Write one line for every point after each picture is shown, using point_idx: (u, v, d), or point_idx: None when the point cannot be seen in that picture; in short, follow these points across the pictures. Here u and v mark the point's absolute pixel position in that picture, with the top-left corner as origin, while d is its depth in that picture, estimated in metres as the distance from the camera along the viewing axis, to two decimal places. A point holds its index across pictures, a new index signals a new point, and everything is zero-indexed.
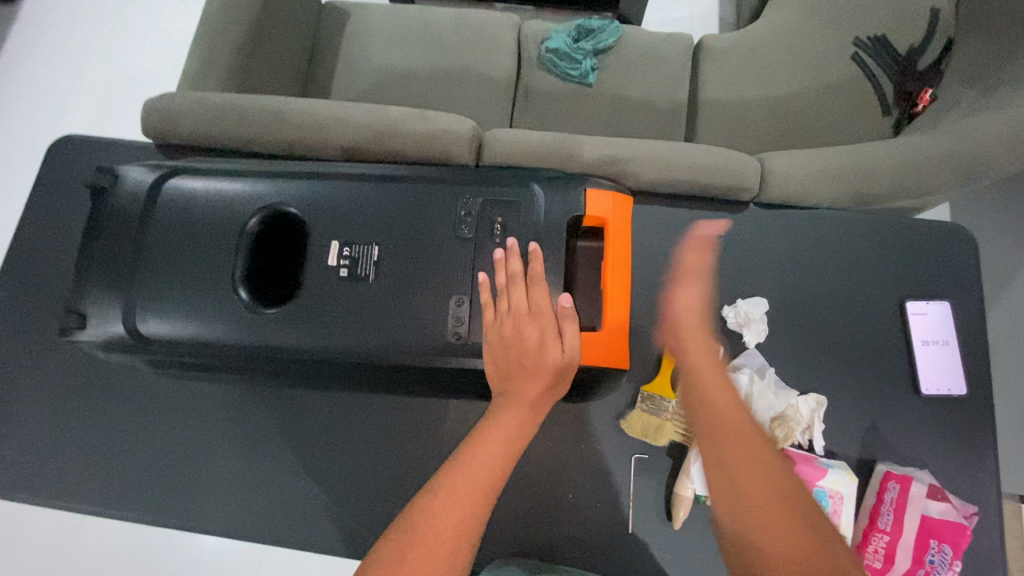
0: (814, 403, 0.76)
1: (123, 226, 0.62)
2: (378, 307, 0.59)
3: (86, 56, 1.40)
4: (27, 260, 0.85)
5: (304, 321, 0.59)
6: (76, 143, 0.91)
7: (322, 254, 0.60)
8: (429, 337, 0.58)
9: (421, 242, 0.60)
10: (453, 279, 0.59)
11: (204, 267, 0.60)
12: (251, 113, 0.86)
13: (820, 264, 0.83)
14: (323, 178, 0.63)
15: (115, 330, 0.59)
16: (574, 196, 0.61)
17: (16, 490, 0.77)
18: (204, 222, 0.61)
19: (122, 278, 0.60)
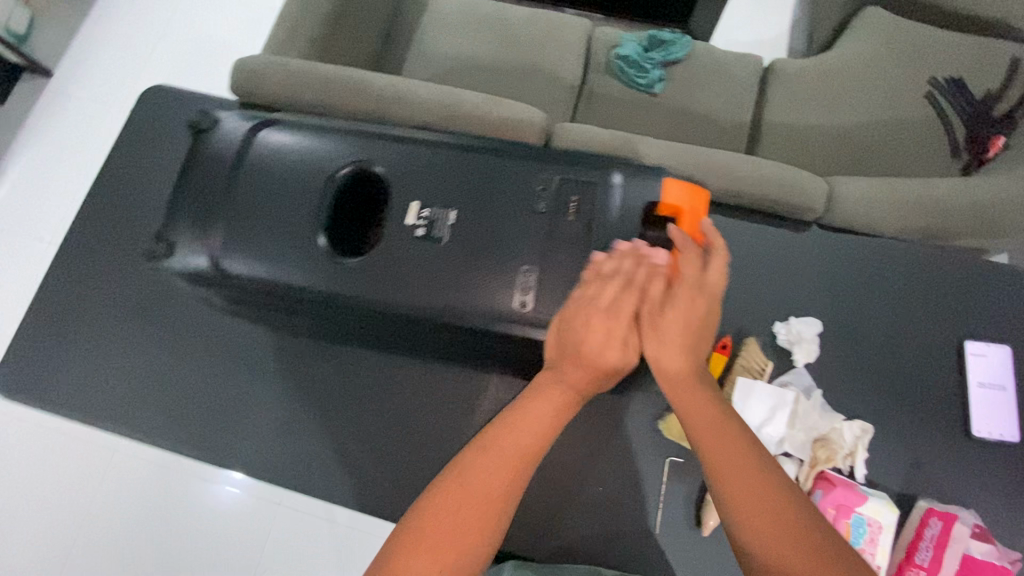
0: (858, 430, 0.75)
1: (219, 167, 0.64)
2: (452, 269, 0.60)
3: (183, 35, 1.55)
4: (111, 198, 0.92)
5: (380, 274, 0.60)
6: (164, 95, 0.97)
7: (402, 213, 0.62)
8: (498, 303, 0.59)
9: (500, 213, 0.61)
10: (525, 250, 0.60)
11: (288, 212, 0.62)
12: (335, 82, 0.91)
13: (877, 293, 0.82)
14: (409, 143, 0.65)
15: (201, 261, 0.62)
16: (652, 184, 0.62)
17: (79, 409, 0.83)
18: (291, 169, 0.63)
19: (212, 214, 0.62)
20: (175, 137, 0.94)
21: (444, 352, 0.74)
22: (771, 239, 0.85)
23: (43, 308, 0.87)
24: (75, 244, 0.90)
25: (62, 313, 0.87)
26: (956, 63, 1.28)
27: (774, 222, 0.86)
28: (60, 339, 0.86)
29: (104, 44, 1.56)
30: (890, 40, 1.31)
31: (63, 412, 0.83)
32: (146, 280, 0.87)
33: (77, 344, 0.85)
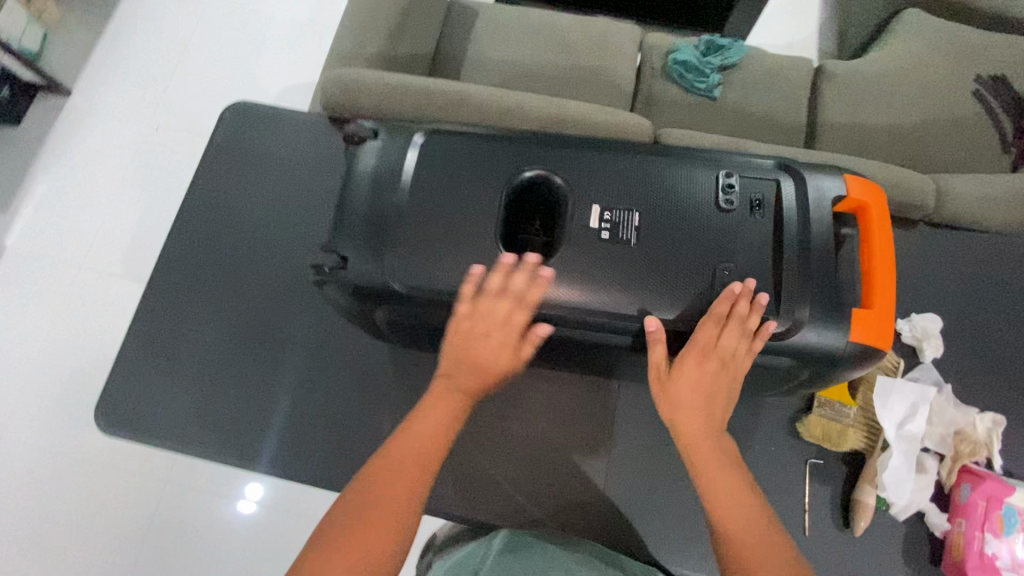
0: (991, 422, 0.76)
1: (383, 182, 0.63)
2: (643, 273, 0.58)
3: (219, 50, 1.51)
4: (214, 229, 0.91)
5: (568, 281, 0.58)
6: (256, 121, 0.97)
7: (583, 216, 0.60)
8: (694, 304, 0.57)
9: (682, 213, 0.60)
10: (716, 250, 0.58)
11: (461, 225, 0.60)
12: (437, 95, 0.89)
13: (990, 286, 0.84)
14: (577, 148, 0.64)
15: (376, 274, 0.60)
16: (834, 180, 0.61)
17: (198, 445, 0.81)
18: (462, 178, 0.62)
19: (380, 230, 0.61)
20: (272, 162, 0.94)
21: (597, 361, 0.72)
22: None
23: (154, 340, 0.87)
24: (182, 278, 0.89)
25: (175, 345, 0.86)
26: (999, 62, 1.32)
27: None
28: (174, 370, 0.85)
29: (129, 56, 1.50)
30: (935, 39, 1.35)
31: (182, 446, 0.82)
32: (260, 308, 0.87)
33: (191, 377, 0.85)
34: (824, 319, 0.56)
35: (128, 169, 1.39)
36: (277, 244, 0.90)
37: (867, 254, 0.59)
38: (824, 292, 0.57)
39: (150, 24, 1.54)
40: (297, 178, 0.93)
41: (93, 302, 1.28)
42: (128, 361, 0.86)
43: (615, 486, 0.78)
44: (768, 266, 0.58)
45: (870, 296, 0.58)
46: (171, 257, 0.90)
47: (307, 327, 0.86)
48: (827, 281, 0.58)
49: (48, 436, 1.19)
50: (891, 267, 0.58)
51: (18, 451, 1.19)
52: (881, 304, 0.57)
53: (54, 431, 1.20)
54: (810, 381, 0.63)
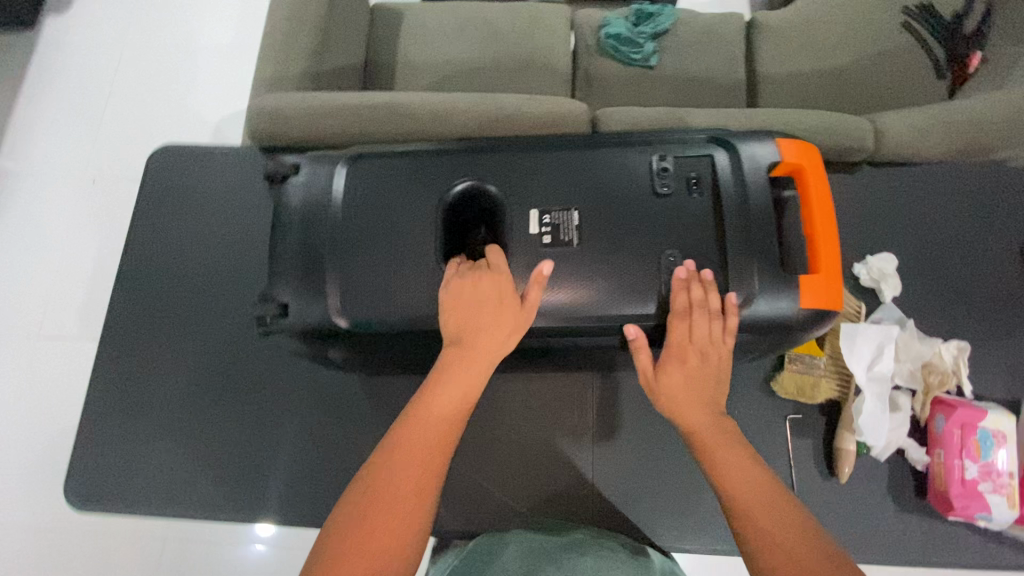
0: (956, 349, 0.77)
1: (313, 217, 0.61)
2: (587, 269, 0.57)
3: (142, 91, 1.45)
4: (158, 280, 0.88)
5: (519, 286, 0.58)
6: (185, 162, 0.94)
7: (522, 222, 0.59)
8: (645, 294, 0.57)
9: (619, 202, 0.59)
10: (659, 236, 0.58)
11: (397, 249, 0.59)
12: (365, 109, 0.87)
13: (938, 217, 0.85)
14: (507, 152, 0.62)
15: (319, 315, 0.59)
16: (768, 145, 0.61)
17: (177, 501, 0.80)
18: (394, 203, 0.61)
19: (316, 269, 0.60)
20: (210, 203, 0.91)
21: (561, 359, 0.72)
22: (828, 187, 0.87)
23: (118, 405, 0.84)
24: (132, 335, 0.86)
25: (139, 406, 0.84)
26: None
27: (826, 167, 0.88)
28: (142, 431, 0.83)
29: (51, 110, 1.44)
30: None
31: (163, 507, 0.79)
32: (221, 354, 0.85)
33: (158, 434, 0.82)
34: (775, 286, 0.56)
35: (70, 226, 1.34)
36: (229, 286, 0.87)
37: (807, 216, 0.59)
38: (768, 260, 0.57)
39: (66, 74, 1.47)
40: (238, 216, 0.90)
41: (56, 369, 1.24)
42: (93, 431, 0.83)
43: (604, 475, 0.78)
44: (712, 243, 0.58)
45: (815, 260, 0.58)
46: (121, 317, 0.87)
47: (271, 365, 0.84)
48: (771, 248, 0.57)
49: (32, 512, 1.16)
50: (833, 224, 0.58)
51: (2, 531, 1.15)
52: (826, 263, 0.57)
53: (39, 507, 1.17)
54: (773, 347, 0.63)
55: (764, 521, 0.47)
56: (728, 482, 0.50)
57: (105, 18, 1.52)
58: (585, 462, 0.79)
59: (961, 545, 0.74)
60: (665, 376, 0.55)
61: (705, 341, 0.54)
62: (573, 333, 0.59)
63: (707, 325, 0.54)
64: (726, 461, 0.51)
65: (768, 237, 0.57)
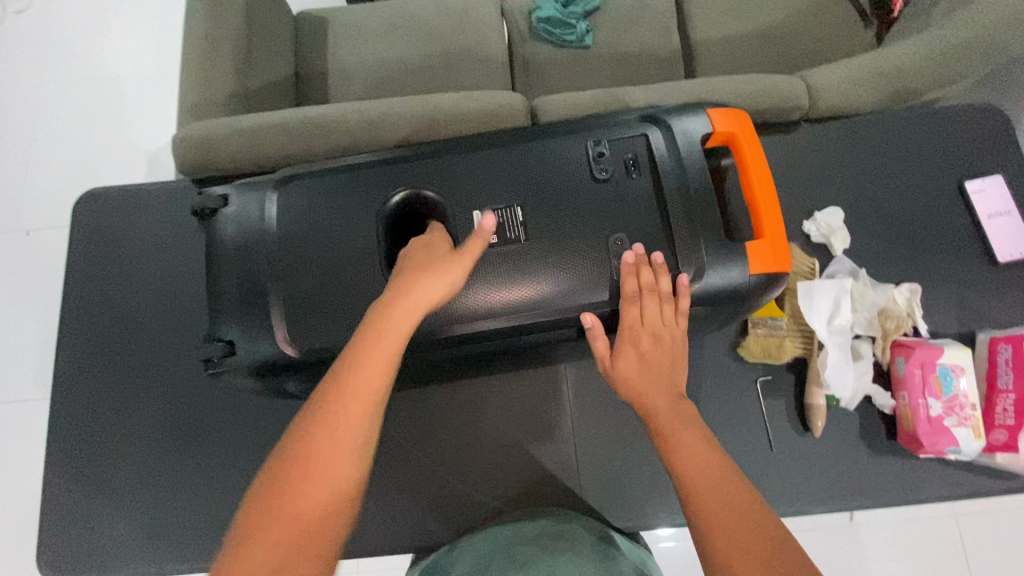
0: (908, 292, 0.79)
1: (248, 249, 0.59)
2: (535, 266, 0.56)
3: (62, 132, 1.37)
4: (101, 332, 0.84)
5: (471, 292, 0.56)
6: (111, 204, 0.88)
7: (467, 226, 0.58)
8: (599, 283, 0.57)
9: (561, 194, 0.58)
10: (605, 224, 0.58)
11: (339, 269, 0.57)
12: (296, 127, 0.84)
13: (878, 165, 0.87)
14: (441, 156, 0.61)
15: (267, 349, 0.57)
16: (701, 117, 0.61)
17: (154, 558, 0.76)
18: (330, 223, 0.59)
19: (257, 302, 0.57)
20: (148, 245, 0.87)
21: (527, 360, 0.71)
22: (770, 149, 0.88)
23: (75, 468, 0.80)
24: (80, 393, 0.82)
25: (101, 466, 0.79)
26: None
27: (767, 131, 0.89)
28: (109, 492, 0.79)
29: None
30: None
31: (140, 566, 0.76)
32: (182, 401, 0.81)
33: (124, 493, 0.79)
34: (724, 259, 0.57)
35: (5, 285, 1.26)
36: (181, 329, 0.84)
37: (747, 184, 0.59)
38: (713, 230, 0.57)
39: None
40: (180, 254, 0.86)
41: (14, 436, 1.18)
42: (55, 499, 0.79)
43: (589, 463, 0.79)
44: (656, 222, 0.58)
45: (760, 226, 0.58)
46: (68, 376, 0.83)
47: (234, 404, 0.81)
48: (714, 221, 0.58)
49: None
50: (772, 189, 0.59)
51: None
52: (771, 229, 0.57)
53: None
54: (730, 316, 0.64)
55: (708, 498, 0.47)
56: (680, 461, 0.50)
57: (11, 60, 1.43)
58: (568, 454, 0.79)
59: (935, 478, 0.77)
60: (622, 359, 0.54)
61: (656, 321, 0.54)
62: (531, 332, 0.58)
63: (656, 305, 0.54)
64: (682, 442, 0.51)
65: (711, 209, 0.58)
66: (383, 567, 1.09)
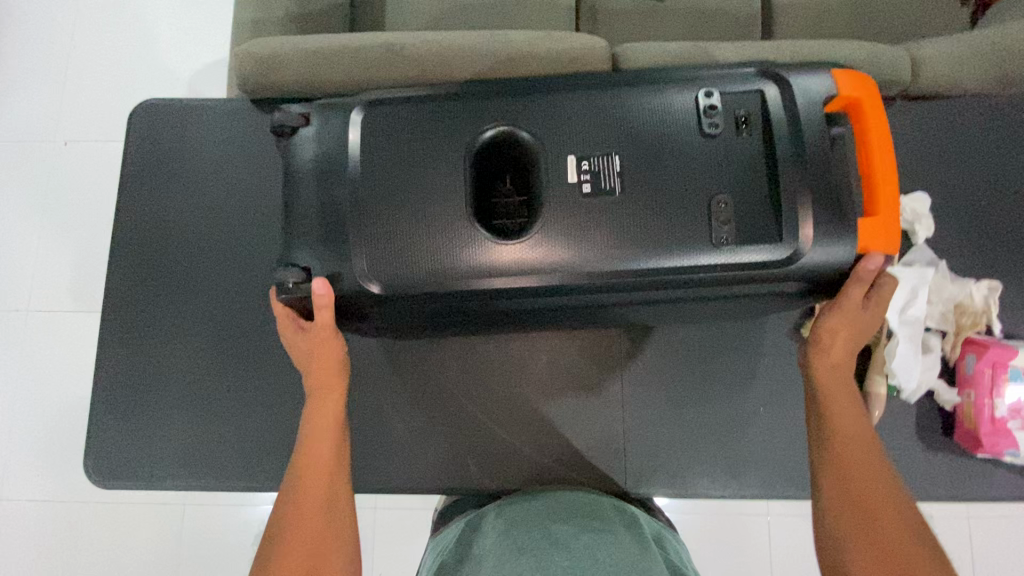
0: (987, 288, 0.76)
1: (331, 172, 0.58)
2: (631, 223, 0.55)
3: (105, 41, 1.33)
4: (153, 248, 0.83)
5: (556, 240, 0.55)
6: (168, 117, 0.86)
7: (560, 170, 0.56)
8: (693, 246, 0.54)
9: (660, 147, 0.56)
10: (705, 183, 0.55)
11: (425, 206, 0.56)
12: (365, 52, 0.80)
13: (973, 152, 0.82)
14: (538, 92, 0.58)
15: (344, 278, 0.57)
16: (824, 79, 0.57)
17: (197, 474, 0.78)
18: (417, 153, 0.57)
19: (336, 230, 0.57)
20: (204, 165, 0.85)
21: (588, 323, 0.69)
22: None
23: (122, 380, 0.80)
24: (130, 307, 0.82)
25: (148, 383, 0.80)
26: None
27: None
28: (156, 408, 0.79)
29: (9, 67, 1.32)
30: None
31: (183, 481, 0.78)
32: (231, 326, 0.81)
33: (170, 408, 0.79)
34: (831, 235, 0.55)
35: (45, 193, 1.25)
36: (234, 253, 0.82)
37: (867, 161, 0.56)
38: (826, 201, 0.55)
39: (18, 23, 1.34)
40: (237, 177, 0.84)
41: (52, 343, 1.20)
42: (102, 411, 0.79)
43: (636, 427, 0.78)
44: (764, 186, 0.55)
45: (872, 207, 0.56)
46: (117, 289, 0.82)
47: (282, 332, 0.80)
48: (825, 192, 0.55)
49: (49, 485, 1.16)
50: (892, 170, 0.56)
51: (20, 505, 1.16)
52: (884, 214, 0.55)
53: (56, 483, 1.17)
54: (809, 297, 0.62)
55: (852, 469, 0.55)
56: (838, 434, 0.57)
57: None
58: (615, 416, 0.78)
59: (986, 478, 0.75)
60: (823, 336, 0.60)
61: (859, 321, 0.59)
62: (610, 292, 0.57)
63: (871, 311, 0.59)
64: (846, 421, 0.57)
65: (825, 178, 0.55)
66: (404, 505, 1.11)
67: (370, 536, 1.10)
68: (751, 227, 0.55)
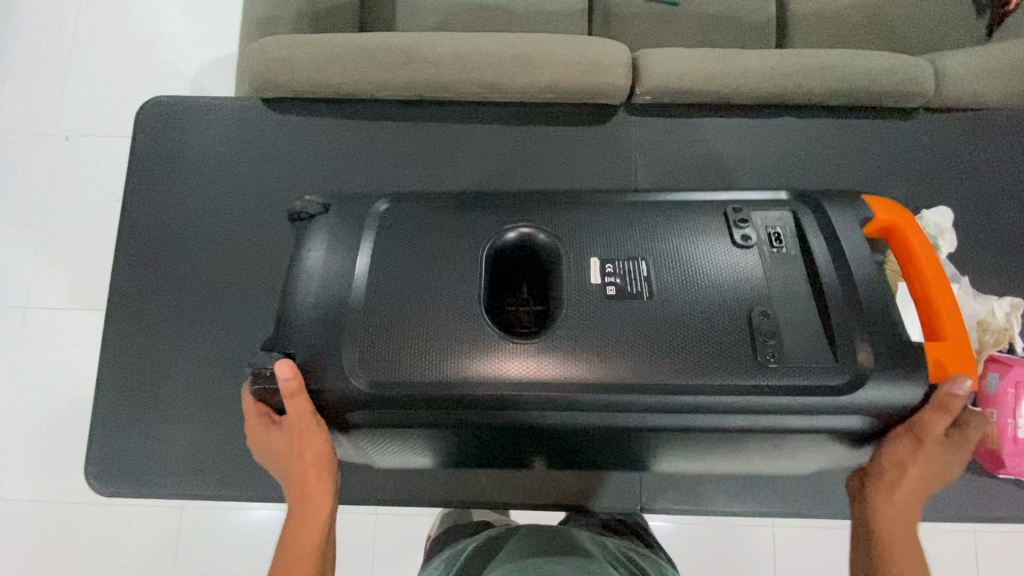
0: (1010, 305, 0.74)
1: (348, 259, 0.57)
2: (657, 338, 0.53)
3: (108, 35, 1.31)
4: (157, 250, 0.81)
5: (577, 351, 0.53)
6: (177, 115, 0.85)
7: (583, 271, 0.56)
8: (728, 360, 0.52)
9: (684, 257, 0.56)
10: (737, 293, 0.54)
11: (441, 323, 0.54)
12: (380, 53, 0.78)
13: (994, 167, 0.81)
14: (567, 206, 0.60)
15: (341, 373, 0.53)
16: (858, 206, 0.60)
17: (200, 482, 0.76)
18: (440, 254, 0.57)
19: (338, 320, 0.54)
20: (213, 165, 0.83)
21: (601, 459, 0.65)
22: (879, 135, 0.82)
23: (124, 385, 0.78)
24: (133, 309, 0.80)
25: (151, 387, 0.78)
26: None
27: (879, 115, 0.83)
28: (158, 413, 0.77)
29: (10, 60, 1.30)
30: None
31: (184, 489, 0.76)
32: (237, 332, 0.79)
33: (173, 414, 0.77)
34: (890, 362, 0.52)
35: (45, 188, 1.23)
36: (241, 256, 0.81)
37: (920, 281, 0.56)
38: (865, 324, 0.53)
39: (20, 16, 1.32)
40: (246, 179, 0.83)
41: (50, 340, 1.17)
42: (104, 414, 0.77)
43: None
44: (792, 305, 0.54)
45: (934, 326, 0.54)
46: (121, 291, 0.80)
47: None
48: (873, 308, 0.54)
49: (43, 485, 1.14)
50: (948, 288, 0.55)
51: (13, 506, 1.13)
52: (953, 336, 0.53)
53: (51, 485, 1.15)
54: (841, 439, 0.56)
55: None
56: (893, 552, 0.52)
57: None
58: None
59: (1005, 498, 0.74)
60: (890, 457, 0.53)
61: (935, 452, 0.52)
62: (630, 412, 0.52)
63: (950, 446, 0.53)
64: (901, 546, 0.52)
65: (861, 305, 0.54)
66: (406, 513, 1.09)
67: (371, 544, 1.08)
68: (784, 343, 0.52)
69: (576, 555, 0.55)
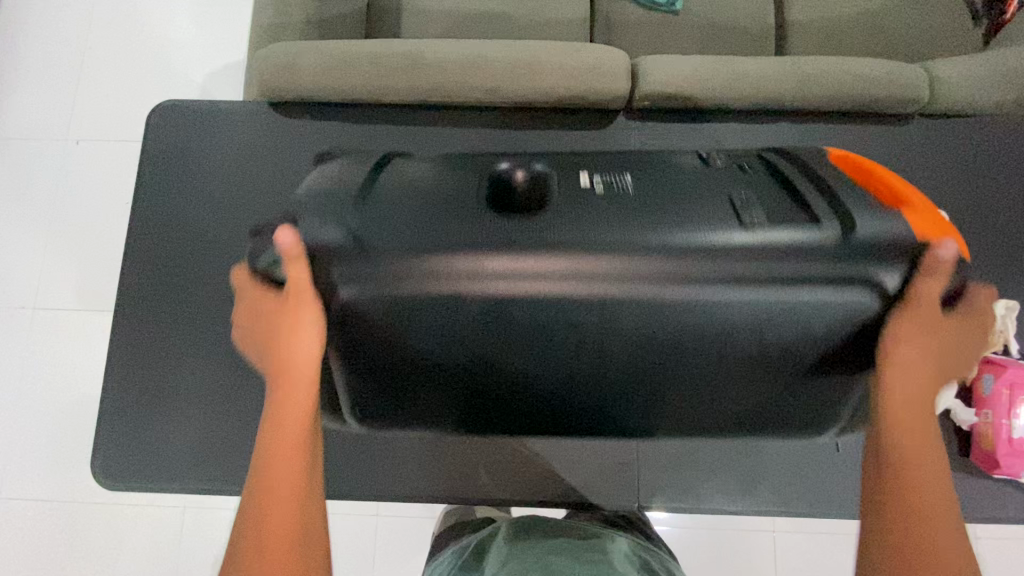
0: (1006, 307, 0.74)
1: (348, 172, 0.59)
2: (651, 263, 0.50)
3: (119, 42, 1.34)
4: (164, 251, 0.83)
5: (567, 228, 0.52)
6: (187, 120, 0.87)
7: (573, 178, 0.56)
8: (720, 230, 0.51)
9: (670, 171, 0.58)
10: (721, 188, 0.56)
11: (425, 221, 0.53)
12: (386, 61, 0.80)
13: (989, 172, 0.82)
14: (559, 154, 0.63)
15: (326, 241, 0.51)
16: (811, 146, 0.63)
17: (203, 479, 0.77)
18: (433, 171, 0.58)
19: (331, 207, 0.55)
20: (220, 167, 0.85)
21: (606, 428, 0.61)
22: (876, 141, 0.83)
23: (130, 382, 0.79)
24: (141, 309, 0.81)
25: (157, 385, 0.79)
26: None
27: (876, 121, 0.84)
28: (164, 409, 0.79)
29: (23, 66, 1.33)
30: None
31: (188, 486, 0.77)
32: None
33: (177, 412, 0.78)
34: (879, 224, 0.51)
35: (55, 191, 1.26)
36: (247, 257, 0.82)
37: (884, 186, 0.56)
38: (884, 263, 0.49)
39: (34, 24, 1.35)
40: (252, 181, 0.85)
41: (58, 340, 1.19)
42: (109, 409, 0.79)
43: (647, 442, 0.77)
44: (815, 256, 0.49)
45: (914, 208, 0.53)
46: (129, 291, 0.82)
47: None
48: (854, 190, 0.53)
49: (47, 484, 1.15)
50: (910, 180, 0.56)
51: (17, 505, 1.15)
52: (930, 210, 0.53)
53: (54, 482, 1.16)
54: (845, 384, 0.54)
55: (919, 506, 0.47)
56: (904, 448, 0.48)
57: None
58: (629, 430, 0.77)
59: (1003, 500, 0.75)
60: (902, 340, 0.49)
61: (937, 334, 0.50)
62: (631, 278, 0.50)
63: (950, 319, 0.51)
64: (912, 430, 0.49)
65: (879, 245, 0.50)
66: (405, 513, 1.10)
67: (370, 545, 1.08)
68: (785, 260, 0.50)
69: (586, 558, 0.56)
